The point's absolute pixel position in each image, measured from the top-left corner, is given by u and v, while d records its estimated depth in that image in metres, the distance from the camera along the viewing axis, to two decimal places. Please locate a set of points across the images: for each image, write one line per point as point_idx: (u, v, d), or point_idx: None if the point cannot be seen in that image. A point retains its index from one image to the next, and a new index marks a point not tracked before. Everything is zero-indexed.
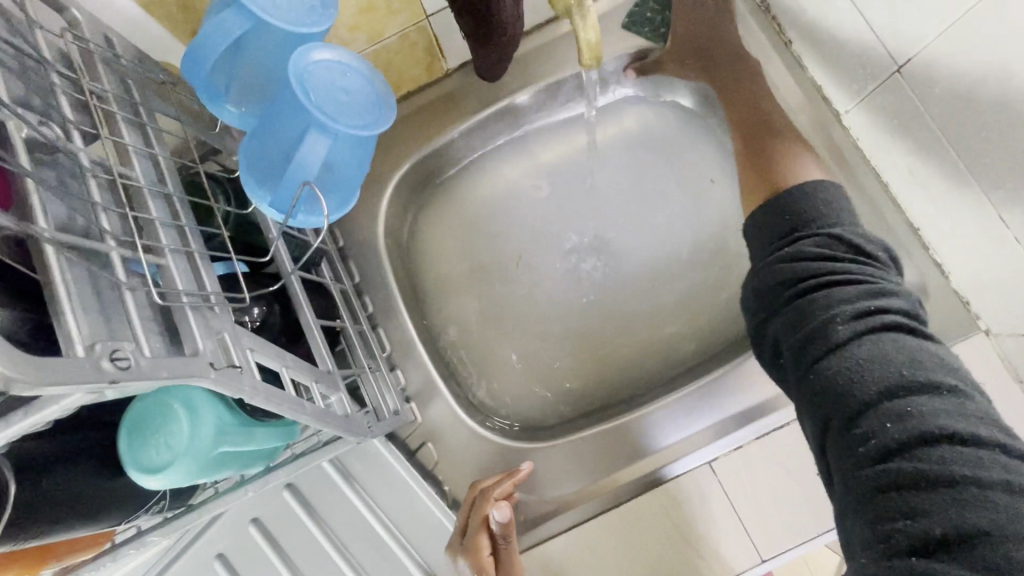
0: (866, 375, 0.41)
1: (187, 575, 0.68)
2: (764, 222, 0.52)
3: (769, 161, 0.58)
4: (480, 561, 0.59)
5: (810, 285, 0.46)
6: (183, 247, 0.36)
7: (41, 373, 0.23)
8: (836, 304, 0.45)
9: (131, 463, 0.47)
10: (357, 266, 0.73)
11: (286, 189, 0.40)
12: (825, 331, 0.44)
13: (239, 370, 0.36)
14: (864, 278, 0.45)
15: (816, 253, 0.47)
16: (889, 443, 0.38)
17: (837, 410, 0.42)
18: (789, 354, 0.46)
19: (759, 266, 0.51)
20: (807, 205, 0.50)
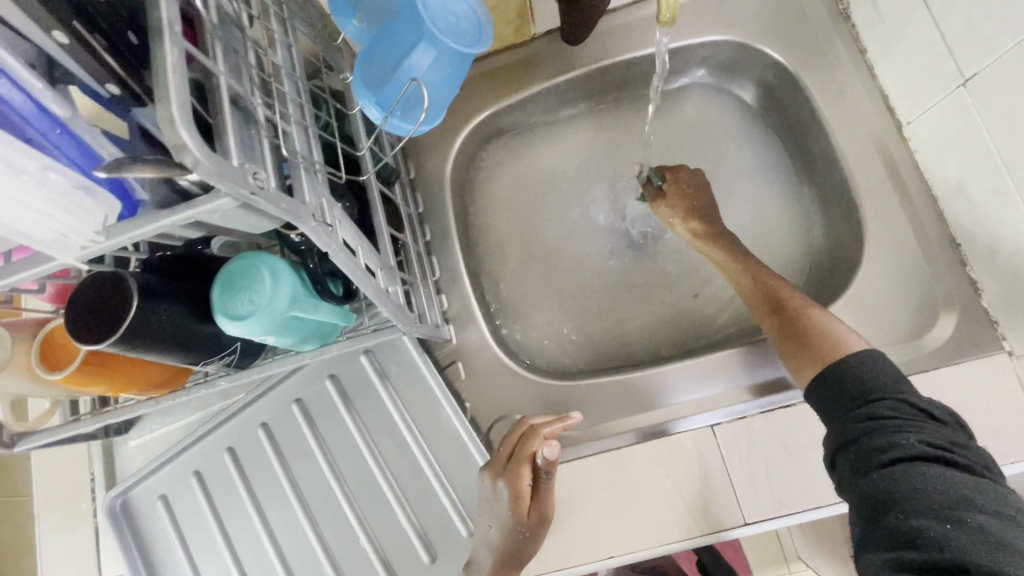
0: (930, 494, 0.46)
1: (233, 436, 0.78)
2: (831, 379, 0.57)
3: (811, 339, 0.60)
4: (519, 488, 0.64)
5: (876, 420, 0.52)
6: (302, 121, 0.44)
7: (215, 164, 0.31)
8: (902, 435, 0.50)
9: (220, 309, 0.56)
10: (422, 197, 0.80)
11: (390, 93, 0.47)
12: (890, 450, 0.50)
13: (330, 229, 0.44)
14: (932, 429, 0.51)
15: (889, 412, 0.52)
16: (944, 538, 0.43)
17: (892, 513, 0.47)
18: (850, 472, 0.52)
19: (830, 406, 0.56)
20: (884, 372, 0.55)
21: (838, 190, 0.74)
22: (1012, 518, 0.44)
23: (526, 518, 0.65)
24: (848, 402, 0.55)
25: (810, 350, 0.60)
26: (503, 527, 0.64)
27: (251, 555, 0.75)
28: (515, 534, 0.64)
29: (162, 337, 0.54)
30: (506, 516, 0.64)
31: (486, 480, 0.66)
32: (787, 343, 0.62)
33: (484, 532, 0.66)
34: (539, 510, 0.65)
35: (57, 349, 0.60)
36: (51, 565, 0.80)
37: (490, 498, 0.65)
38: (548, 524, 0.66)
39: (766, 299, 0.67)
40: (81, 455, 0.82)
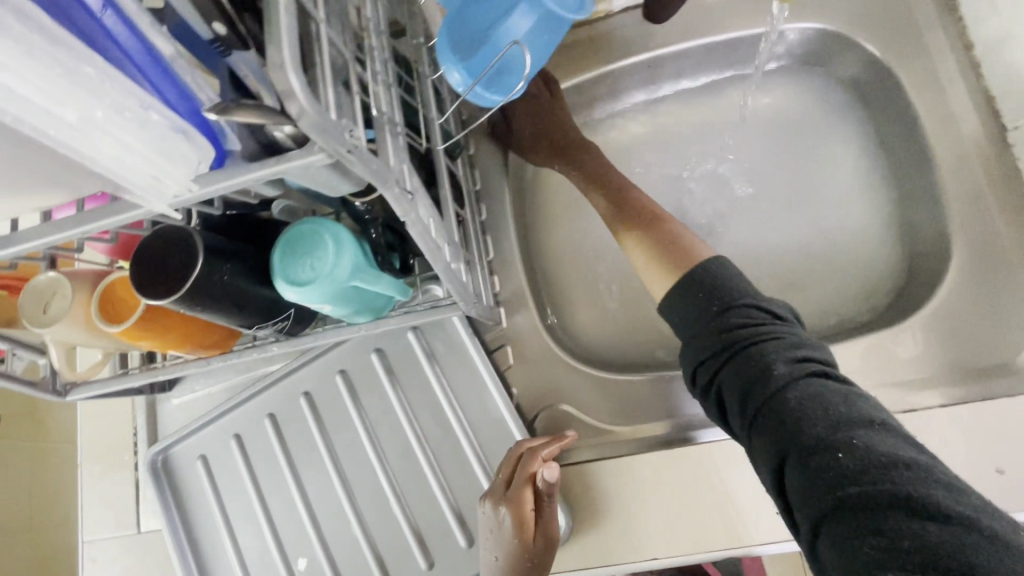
0: (814, 419, 0.43)
1: (274, 402, 0.77)
2: (684, 301, 0.54)
3: (666, 249, 0.58)
4: (522, 513, 0.61)
5: (746, 342, 0.49)
6: (388, 80, 0.43)
7: (320, 115, 0.29)
8: (772, 357, 0.47)
9: (279, 273, 0.55)
10: (480, 175, 0.78)
11: (480, 60, 0.45)
12: (768, 376, 0.46)
13: (410, 197, 0.42)
14: (788, 337, 0.49)
15: (746, 327, 0.49)
16: (845, 471, 0.40)
17: (792, 450, 0.43)
18: (737, 408, 0.48)
19: (694, 330, 0.52)
20: (728, 284, 0.53)
21: (926, 194, 0.69)
22: (880, 423, 0.42)
23: (533, 545, 0.61)
24: (713, 325, 0.51)
25: (669, 262, 0.57)
26: (510, 556, 0.61)
27: (286, 522, 0.75)
28: (522, 564, 0.61)
29: (223, 298, 0.53)
30: (511, 544, 0.61)
31: (486, 508, 0.63)
32: (647, 258, 0.60)
33: (491, 564, 0.62)
34: (545, 534, 0.62)
35: (117, 302, 0.60)
36: (90, 514, 0.81)
37: (493, 526, 0.62)
38: (553, 550, 0.62)
39: (626, 216, 0.63)
40: (125, 408, 0.83)
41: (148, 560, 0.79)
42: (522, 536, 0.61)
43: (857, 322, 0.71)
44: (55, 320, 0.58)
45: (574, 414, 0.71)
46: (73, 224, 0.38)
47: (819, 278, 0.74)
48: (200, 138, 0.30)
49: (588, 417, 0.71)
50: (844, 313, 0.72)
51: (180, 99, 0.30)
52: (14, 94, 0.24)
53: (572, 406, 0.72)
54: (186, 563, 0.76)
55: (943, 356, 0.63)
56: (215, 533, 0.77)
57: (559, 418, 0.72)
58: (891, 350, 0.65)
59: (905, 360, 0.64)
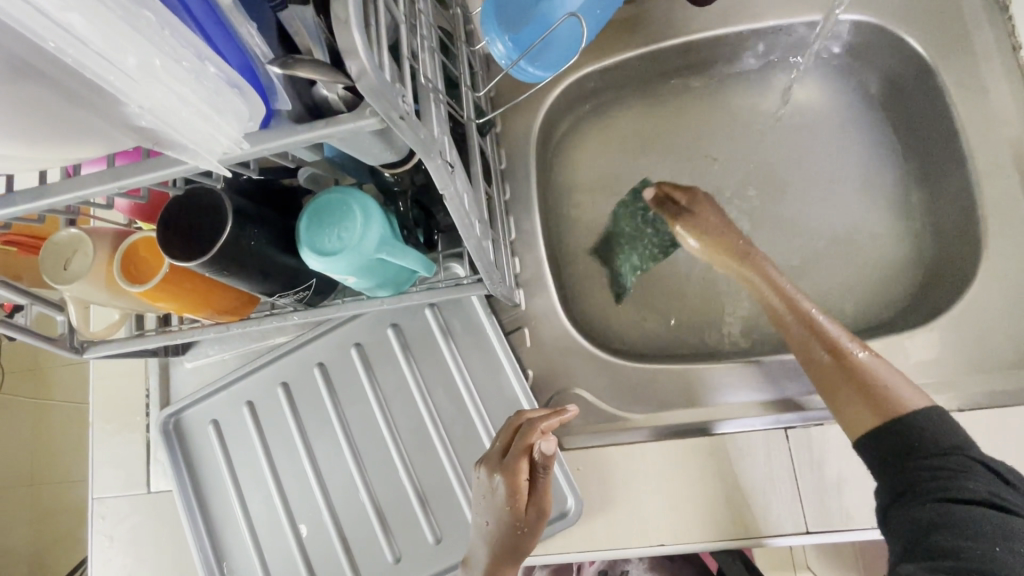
0: (980, 526, 0.46)
1: (287, 371, 0.77)
2: (897, 429, 0.52)
3: (878, 394, 0.54)
4: (516, 482, 0.60)
5: (944, 458, 0.49)
6: (433, 47, 0.42)
7: (379, 77, 0.28)
8: (969, 483, 0.48)
9: (305, 241, 0.54)
10: (504, 154, 0.76)
11: (526, 35, 0.47)
12: (953, 486, 0.48)
13: (450, 170, 0.41)
14: (995, 474, 0.49)
15: (957, 465, 0.49)
16: (992, 565, 0.43)
17: (940, 535, 0.46)
18: (897, 493, 0.51)
19: (895, 441, 0.52)
20: (956, 428, 0.51)
21: (959, 198, 0.68)
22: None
23: (524, 515, 0.62)
24: (917, 444, 0.51)
25: (877, 403, 0.54)
26: (499, 522, 0.62)
27: (297, 490, 0.76)
28: (512, 531, 0.62)
29: (249, 264, 0.53)
30: (502, 510, 0.61)
31: (480, 474, 0.63)
32: (846, 394, 0.56)
33: (480, 527, 0.63)
34: (537, 505, 0.63)
35: (139, 263, 0.59)
36: (101, 471, 0.82)
37: (486, 492, 0.62)
38: (545, 518, 0.64)
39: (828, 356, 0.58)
40: (138, 369, 0.83)
41: (158, 520, 0.80)
42: (514, 505, 0.61)
43: (876, 322, 0.71)
44: (77, 277, 0.58)
45: (589, 399, 0.71)
46: (106, 180, 0.36)
47: (841, 278, 0.74)
48: (252, 95, 0.29)
49: (603, 403, 0.71)
50: (862, 315, 0.72)
51: (234, 53, 0.29)
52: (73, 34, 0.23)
53: (588, 392, 0.71)
54: (196, 526, 0.76)
55: (965, 361, 0.63)
56: (226, 498, 0.78)
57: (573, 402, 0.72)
58: (915, 352, 0.64)
59: (927, 363, 0.64)
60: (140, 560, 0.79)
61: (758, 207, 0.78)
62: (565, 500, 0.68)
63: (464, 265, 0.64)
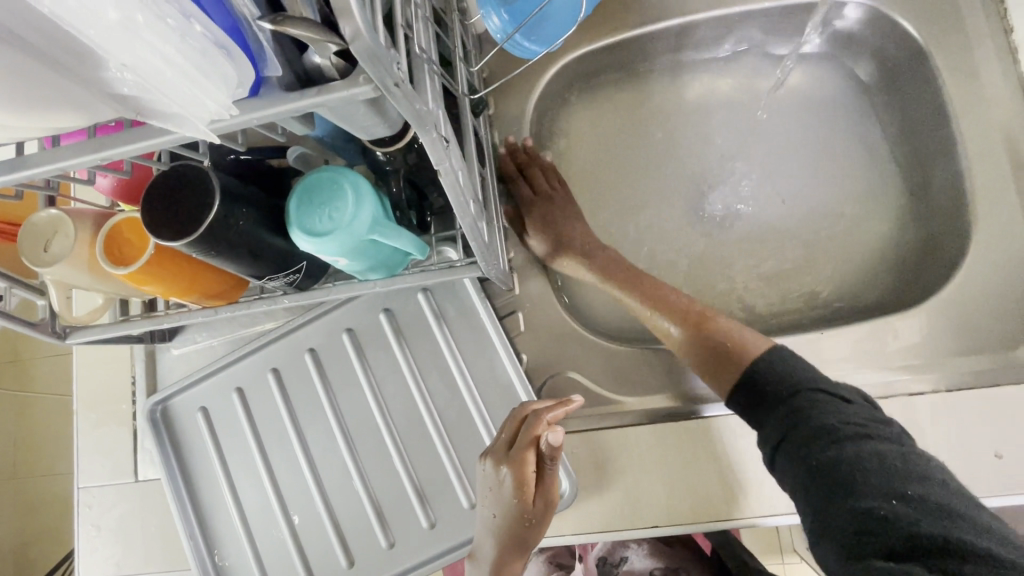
0: (866, 470, 0.46)
1: (278, 357, 0.76)
2: (757, 380, 0.56)
3: (723, 352, 0.60)
4: (523, 474, 0.59)
5: (802, 404, 0.52)
6: (428, 17, 0.41)
7: (373, 40, 0.27)
8: (830, 420, 0.50)
9: (296, 223, 0.53)
10: (498, 135, 0.75)
11: (522, 7, 0.46)
12: (823, 432, 0.50)
13: (445, 145, 0.40)
14: (846, 406, 0.51)
15: (808, 403, 0.52)
16: (894, 516, 0.43)
17: (844, 500, 0.46)
18: (791, 461, 0.51)
19: (761, 401, 0.55)
20: (791, 366, 0.55)
21: (948, 181, 0.69)
22: (946, 484, 0.45)
23: (531, 506, 0.61)
24: (774, 395, 0.54)
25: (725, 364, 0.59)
26: (507, 514, 0.61)
27: (288, 478, 0.75)
28: (520, 523, 0.61)
29: (238, 244, 0.52)
30: (510, 503, 0.61)
31: (486, 467, 0.62)
32: (704, 362, 0.61)
33: (488, 519, 0.63)
34: (545, 497, 0.62)
35: (122, 245, 0.57)
36: (86, 460, 0.80)
37: (493, 484, 0.61)
38: (553, 509, 0.63)
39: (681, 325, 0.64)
40: (123, 357, 0.82)
41: (146, 509, 0.79)
42: (522, 497, 0.61)
43: (867, 304, 0.72)
44: (57, 259, 0.56)
45: (582, 383, 0.71)
46: (88, 150, 0.35)
47: (832, 262, 0.74)
48: (241, 58, 0.28)
49: (596, 386, 0.71)
50: (853, 298, 0.73)
51: (222, 14, 0.28)
52: None
53: (580, 374, 0.71)
54: (185, 514, 0.75)
55: (954, 342, 0.64)
56: (216, 486, 0.77)
57: (566, 385, 0.71)
58: (904, 333, 0.65)
59: (916, 344, 0.64)
60: (129, 550, 0.78)
61: (750, 190, 0.78)
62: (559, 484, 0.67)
63: (457, 248, 0.63)
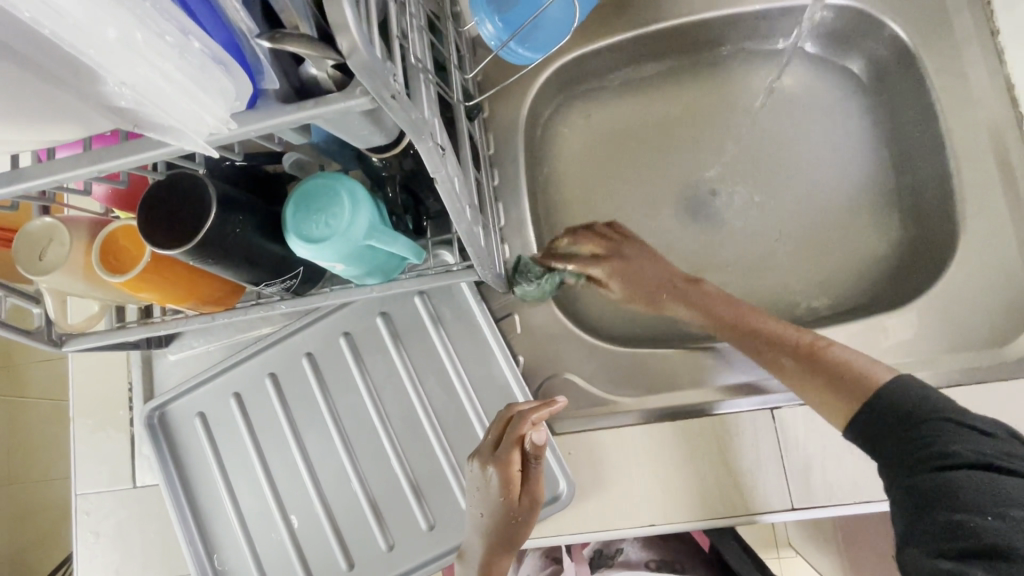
0: (976, 495, 0.44)
1: (275, 361, 0.76)
2: (881, 401, 0.52)
3: (844, 381, 0.55)
4: (509, 473, 0.61)
5: (924, 425, 0.49)
6: (422, 26, 0.41)
7: (370, 54, 0.27)
8: (952, 446, 0.47)
9: (291, 230, 0.53)
10: (492, 138, 0.76)
11: (516, 16, 0.47)
12: (939, 453, 0.47)
13: (440, 153, 0.40)
14: (980, 433, 0.47)
15: (935, 431, 0.48)
16: (989, 536, 0.42)
17: (940, 514, 0.45)
18: (896, 472, 0.49)
19: (877, 416, 0.52)
20: (929, 393, 0.51)
21: (937, 181, 0.69)
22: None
23: (518, 505, 0.63)
24: (896, 415, 0.51)
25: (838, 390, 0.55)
26: (495, 513, 0.63)
27: (287, 482, 0.75)
28: (507, 521, 0.63)
29: (235, 252, 0.52)
30: (497, 502, 0.62)
31: (474, 467, 0.63)
32: (810, 386, 0.57)
33: (476, 517, 0.64)
34: (530, 495, 0.64)
35: (119, 253, 0.58)
36: (83, 466, 0.80)
37: (480, 485, 0.62)
38: (538, 508, 0.65)
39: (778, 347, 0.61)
40: (120, 362, 0.82)
41: (145, 515, 0.79)
42: (508, 495, 0.62)
43: (858, 303, 0.73)
44: (53, 267, 0.56)
45: (578, 384, 0.72)
46: (84, 163, 0.35)
47: (825, 261, 0.75)
48: (239, 72, 0.29)
49: (593, 387, 0.72)
50: (845, 297, 0.74)
51: (220, 30, 0.28)
52: (48, 4, 0.22)
53: (577, 376, 0.72)
54: (184, 519, 0.76)
55: (944, 340, 0.65)
56: (215, 491, 0.77)
57: (563, 386, 0.72)
58: (895, 332, 0.66)
59: (907, 343, 0.65)
60: (128, 555, 0.78)
61: (743, 191, 0.78)
62: (557, 485, 0.68)
63: (453, 252, 0.64)
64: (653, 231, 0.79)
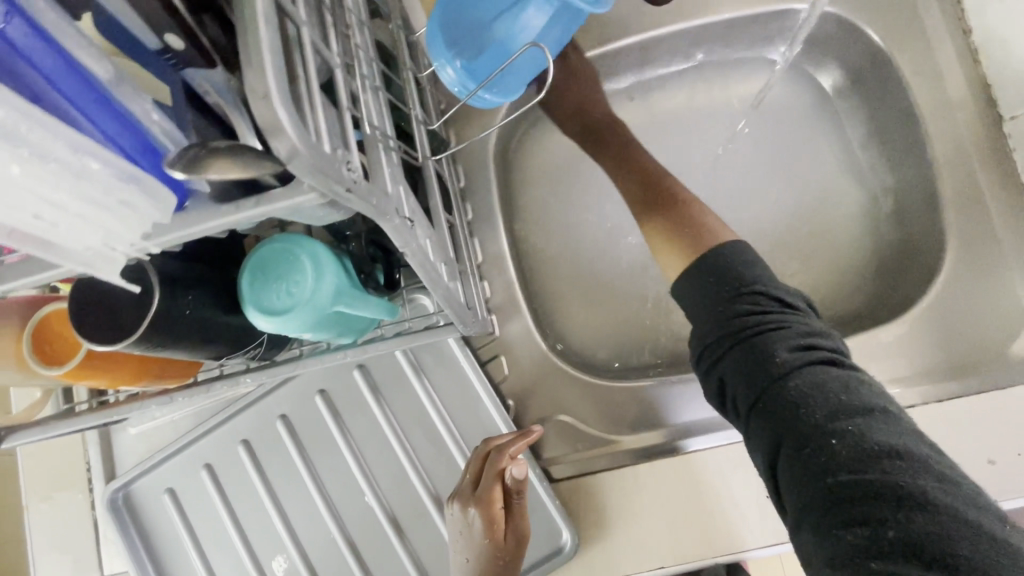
0: (813, 408, 0.43)
1: (248, 426, 0.71)
2: (701, 294, 0.50)
3: (684, 227, 0.54)
4: (492, 511, 0.57)
5: (751, 331, 0.47)
6: (376, 84, 0.37)
7: (315, 152, 0.23)
8: (777, 346, 0.46)
9: (251, 302, 0.48)
10: (462, 171, 0.72)
11: (480, 62, 0.43)
12: (771, 366, 0.45)
13: (410, 225, 0.36)
14: (794, 325, 0.47)
15: (755, 320, 0.47)
16: (838, 459, 0.41)
17: (791, 447, 0.43)
18: (738, 397, 0.47)
19: (706, 318, 0.50)
20: (744, 269, 0.50)
21: (919, 184, 0.68)
22: (883, 412, 0.43)
23: (505, 544, 0.57)
24: (720, 312, 0.49)
25: (680, 236, 0.54)
26: (480, 558, 0.57)
27: (270, 556, 0.70)
28: (494, 565, 0.57)
29: (187, 333, 0.47)
30: (482, 545, 0.57)
31: (455, 510, 0.60)
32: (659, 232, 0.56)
33: (462, 565, 0.58)
34: (517, 534, 0.58)
35: (59, 340, 0.52)
36: (43, 559, 0.73)
37: (463, 528, 0.59)
38: (527, 546, 0.59)
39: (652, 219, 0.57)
40: (74, 441, 0.75)
41: None
42: (493, 536, 0.57)
43: (850, 314, 0.71)
44: None
45: (573, 424, 0.68)
46: None
47: (811, 272, 0.73)
48: (156, 184, 0.29)
49: (588, 426, 0.68)
50: (834, 307, 0.72)
51: (130, 139, 0.28)
52: None
53: (571, 415, 0.69)
54: None
55: (939, 350, 0.63)
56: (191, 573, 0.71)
57: (556, 428, 0.69)
58: (887, 345, 0.64)
59: (904, 356, 0.64)
60: None
61: (723, 204, 0.76)
62: (559, 535, 0.65)
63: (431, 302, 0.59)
64: (637, 254, 0.77)
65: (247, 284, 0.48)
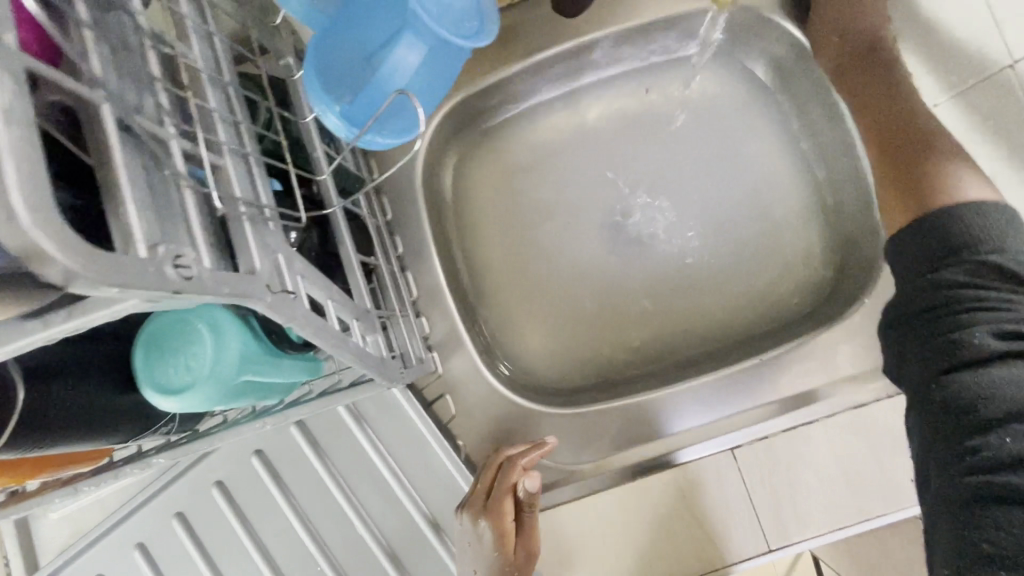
0: (1010, 402, 0.41)
1: (180, 497, 0.65)
2: (910, 241, 0.49)
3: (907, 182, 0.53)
4: (503, 524, 0.57)
5: (951, 308, 0.45)
6: (240, 148, 0.32)
7: (104, 269, 0.19)
8: (981, 332, 0.43)
9: (148, 381, 0.44)
10: (390, 201, 0.68)
11: (361, 102, 0.40)
12: (959, 349, 0.44)
13: (292, 297, 0.32)
14: (1010, 309, 0.43)
15: (965, 296, 0.45)
16: (1010, 462, 0.40)
17: (957, 436, 0.43)
18: (915, 376, 0.47)
19: (900, 282, 0.49)
20: (981, 227, 0.46)
21: (854, 177, 0.67)
22: None
23: (513, 557, 0.57)
24: (915, 281, 0.48)
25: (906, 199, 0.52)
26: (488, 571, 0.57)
27: None
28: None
29: (73, 427, 0.42)
30: (493, 558, 0.56)
31: (464, 521, 0.59)
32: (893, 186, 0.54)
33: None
34: (526, 547, 0.58)
35: None
36: None
37: (471, 539, 0.58)
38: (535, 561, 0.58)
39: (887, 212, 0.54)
40: None
41: None
42: (503, 549, 0.57)
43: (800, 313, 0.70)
44: None
45: None
46: None
47: (758, 274, 0.72)
48: None
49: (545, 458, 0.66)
50: (784, 308, 0.71)
51: None
52: None
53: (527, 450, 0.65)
54: None
55: None
56: None
57: None
58: (835, 345, 0.63)
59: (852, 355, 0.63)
60: None
61: (666, 211, 0.74)
62: None
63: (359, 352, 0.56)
64: (587, 270, 0.73)
65: (140, 361, 0.44)
